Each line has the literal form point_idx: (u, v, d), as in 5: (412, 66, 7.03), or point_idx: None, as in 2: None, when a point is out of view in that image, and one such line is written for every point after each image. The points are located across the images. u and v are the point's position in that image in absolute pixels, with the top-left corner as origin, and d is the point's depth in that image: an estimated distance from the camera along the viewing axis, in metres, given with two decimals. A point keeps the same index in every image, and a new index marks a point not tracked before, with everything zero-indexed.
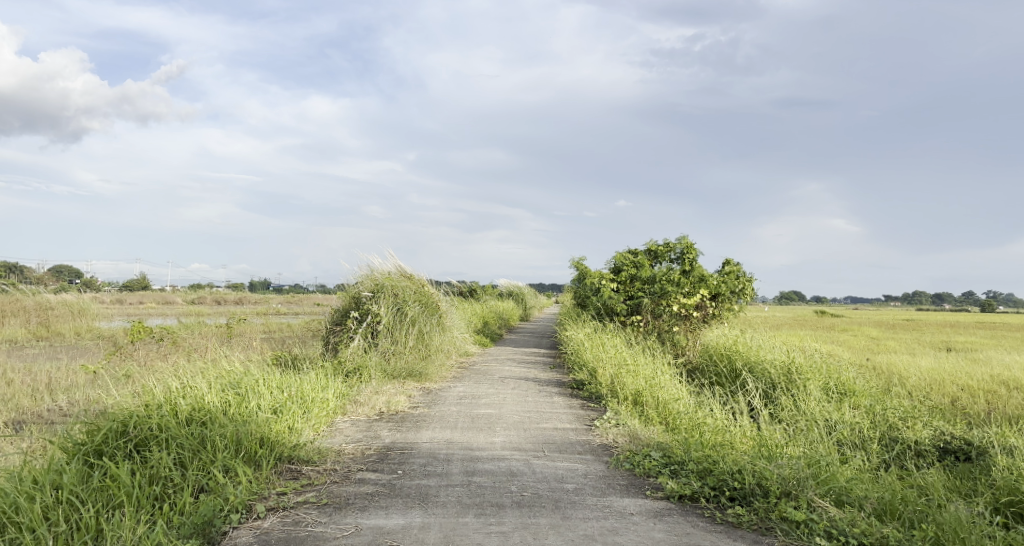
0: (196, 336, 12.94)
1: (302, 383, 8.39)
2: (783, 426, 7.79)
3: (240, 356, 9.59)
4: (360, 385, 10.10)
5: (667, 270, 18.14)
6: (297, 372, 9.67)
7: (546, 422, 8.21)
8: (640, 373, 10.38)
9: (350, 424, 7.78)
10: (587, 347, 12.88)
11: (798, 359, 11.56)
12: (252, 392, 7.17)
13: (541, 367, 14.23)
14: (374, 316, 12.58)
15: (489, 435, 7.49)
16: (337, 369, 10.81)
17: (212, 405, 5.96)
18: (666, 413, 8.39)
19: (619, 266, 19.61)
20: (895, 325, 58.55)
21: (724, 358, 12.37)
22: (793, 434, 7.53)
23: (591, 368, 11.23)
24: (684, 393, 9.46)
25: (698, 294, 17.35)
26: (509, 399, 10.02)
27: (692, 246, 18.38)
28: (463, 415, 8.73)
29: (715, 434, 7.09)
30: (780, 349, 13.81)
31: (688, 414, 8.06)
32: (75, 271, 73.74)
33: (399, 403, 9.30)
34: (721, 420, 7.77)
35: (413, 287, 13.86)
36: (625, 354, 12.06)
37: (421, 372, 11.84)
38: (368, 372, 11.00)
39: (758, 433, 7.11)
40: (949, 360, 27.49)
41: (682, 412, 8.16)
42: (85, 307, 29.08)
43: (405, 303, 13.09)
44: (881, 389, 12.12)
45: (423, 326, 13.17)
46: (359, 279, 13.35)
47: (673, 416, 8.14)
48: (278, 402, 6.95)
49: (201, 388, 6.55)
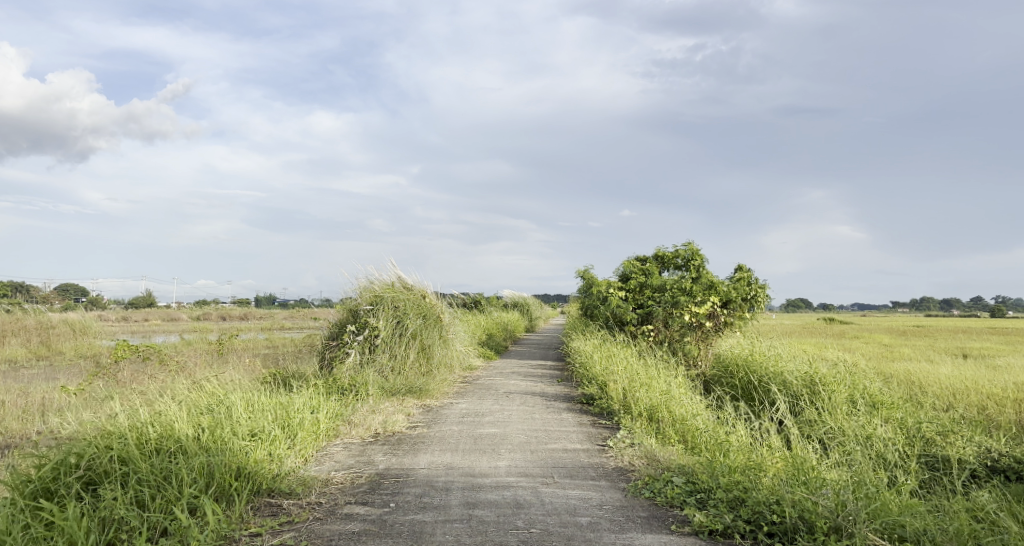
0: (187, 353, 12.38)
1: (291, 404, 7.78)
2: (813, 444, 7.15)
3: (228, 376, 9.01)
4: (356, 404, 9.50)
5: (676, 278, 17.51)
6: (288, 391, 9.08)
7: (555, 442, 7.57)
8: (655, 387, 9.74)
9: (342, 449, 7.15)
10: (596, 359, 12.25)
11: (820, 369, 10.90)
12: (232, 416, 6.56)
13: (548, 381, 13.60)
14: (372, 330, 11.98)
15: (493, 459, 6.86)
16: (332, 387, 10.21)
17: (183, 432, 5.35)
18: (685, 431, 7.76)
19: (627, 274, 18.99)
20: (906, 332, 57.74)
21: (742, 369, 11.72)
22: (825, 454, 6.91)
23: (601, 382, 10.60)
24: (702, 408, 8.81)
25: (709, 302, 16.70)
26: (515, 417, 9.39)
27: (700, 253, 17.76)
28: (465, 436, 8.10)
29: (740, 455, 6.45)
30: (799, 358, 13.15)
31: (710, 433, 7.41)
32: (80, 288, 73.50)
33: (397, 423, 8.68)
34: (745, 438, 7.12)
35: (415, 298, 13.27)
36: (636, 366, 11.43)
37: (421, 388, 11.23)
38: (365, 389, 10.40)
39: (789, 453, 6.47)
40: (967, 366, 26.79)
41: (702, 430, 7.52)
42: (86, 325, 28.63)
43: (405, 316, 12.49)
44: (907, 399, 11.47)
45: (424, 339, 12.57)
46: (357, 292, 12.77)
47: (693, 434, 7.50)
48: (260, 426, 6.33)
49: (172, 414, 5.93)
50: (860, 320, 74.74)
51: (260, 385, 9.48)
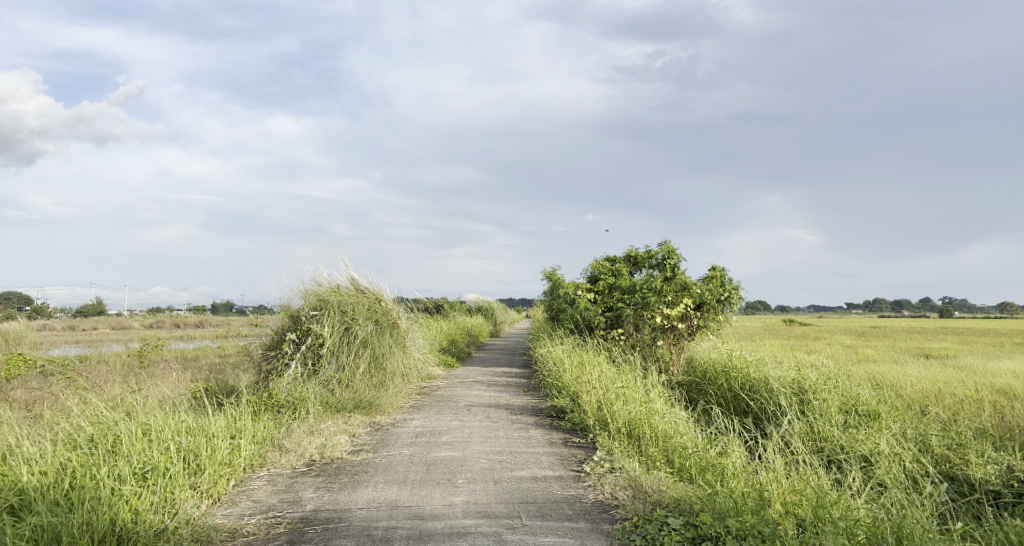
0: (105, 371, 10.96)
1: (208, 428, 6.56)
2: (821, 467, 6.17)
3: (138, 399, 7.72)
4: (292, 426, 8.26)
5: (648, 279, 16.59)
6: (210, 412, 7.80)
7: (522, 469, 6.41)
8: (634, 398, 8.67)
9: (265, 485, 5.93)
10: (566, 368, 11.16)
11: (810, 374, 9.99)
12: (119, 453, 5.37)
13: (513, 391, 12.47)
14: (315, 337, 10.68)
15: (448, 494, 5.69)
16: (265, 407, 8.94)
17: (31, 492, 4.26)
18: (671, 451, 6.71)
19: (596, 275, 17.99)
20: (866, 332, 58.22)
21: (725, 377, 10.76)
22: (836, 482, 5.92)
23: (572, 393, 9.52)
24: (688, 424, 7.78)
25: (682, 303, 15.76)
26: (476, 435, 8.21)
27: (676, 251, 16.94)
28: (417, 462, 6.90)
29: (743, 485, 5.42)
30: (779, 361, 12.25)
31: (703, 455, 6.37)
32: (24, 296, 70.20)
33: (338, 447, 7.45)
34: (744, 461, 6.11)
35: (367, 302, 12.03)
36: (610, 374, 10.37)
37: (370, 402, 10.00)
38: (305, 406, 9.17)
39: (800, 484, 5.47)
40: (934, 367, 26.48)
41: (693, 452, 6.47)
42: (23, 334, 26.64)
43: (355, 321, 11.23)
44: (900, 405, 10.61)
45: (377, 348, 11.33)
46: (299, 295, 11.45)
47: (683, 457, 6.45)
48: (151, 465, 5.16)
49: (31, 459, 4.73)
50: (821, 322, 75.45)
51: (178, 406, 8.17)
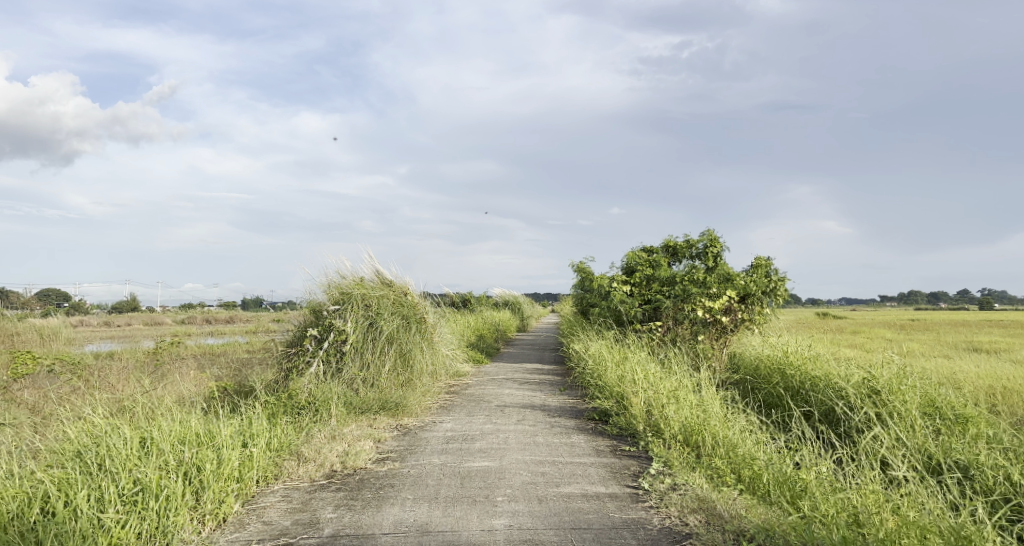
0: (117, 370, 10.38)
1: (217, 434, 5.86)
2: (923, 489, 5.25)
3: (144, 403, 7.07)
4: (313, 431, 7.56)
5: (689, 270, 15.66)
6: (222, 416, 7.13)
7: (569, 485, 5.60)
8: (687, 400, 7.78)
9: (278, 503, 5.20)
10: (608, 366, 10.31)
11: (882, 372, 9.00)
12: (108, 479, 4.71)
13: (549, 390, 11.63)
14: (338, 333, 9.95)
15: (487, 515, 4.89)
16: (284, 410, 8.24)
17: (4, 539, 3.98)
18: (740, 465, 5.84)
19: (632, 266, 17.10)
20: (905, 325, 56.37)
21: (783, 377, 9.81)
22: (944, 511, 5.01)
23: (616, 393, 8.67)
24: (753, 434, 6.89)
25: (725, 295, 14.81)
26: (514, 442, 7.40)
27: (719, 240, 15.98)
28: (450, 474, 6.09)
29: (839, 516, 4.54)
30: (838, 357, 11.28)
31: (781, 471, 5.48)
32: (59, 293, 71.11)
33: (362, 455, 6.70)
34: (832, 484, 5.22)
35: (393, 295, 11.29)
36: (656, 372, 9.49)
37: (397, 404, 9.26)
38: (327, 408, 8.46)
39: (906, 517, 4.59)
40: (989, 362, 25.11)
41: (769, 466, 5.59)
42: (57, 331, 26.48)
43: (379, 315, 10.49)
44: (978, 405, 9.58)
45: (403, 345, 10.60)
46: (321, 289, 10.72)
47: (758, 472, 5.58)
48: (140, 499, 4.52)
49: (7, 489, 4.38)
50: (857, 315, 73.46)
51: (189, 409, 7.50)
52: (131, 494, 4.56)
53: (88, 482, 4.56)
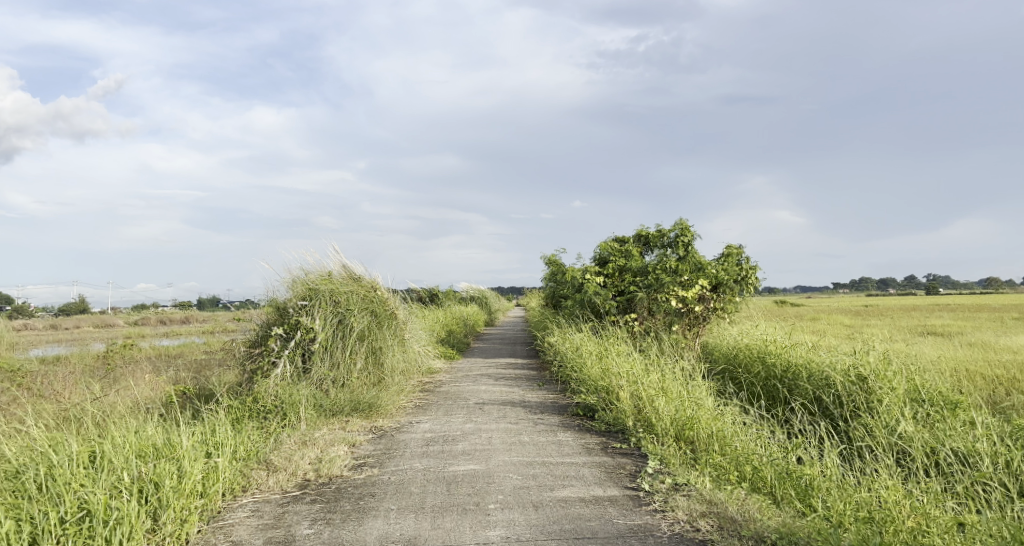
0: (65, 377, 9.66)
1: (178, 444, 5.29)
2: (934, 489, 5.03)
3: (93, 412, 6.48)
4: (281, 437, 7.05)
5: (661, 260, 15.46)
6: (181, 424, 6.57)
7: (563, 488, 5.23)
8: (676, 393, 7.48)
9: (248, 519, 4.73)
10: (588, 359, 9.98)
11: (867, 359, 8.83)
12: (51, 503, 4.17)
13: (525, 385, 11.27)
14: (305, 332, 9.39)
15: (480, 526, 4.49)
16: (249, 415, 7.70)
17: None
18: (742, 463, 5.55)
19: (604, 257, 16.83)
20: (862, 311, 57.63)
21: (766, 366, 9.60)
22: (958, 509, 4.78)
23: (600, 387, 8.34)
24: (748, 429, 6.62)
25: (698, 284, 14.65)
26: (498, 442, 7.00)
27: (690, 228, 15.80)
28: (434, 480, 5.67)
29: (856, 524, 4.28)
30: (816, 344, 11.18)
31: (787, 470, 5.21)
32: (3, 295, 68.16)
33: (337, 462, 6.24)
34: (842, 485, 4.96)
35: (362, 291, 10.78)
36: (640, 364, 9.19)
37: (370, 404, 8.78)
38: (296, 411, 7.96)
39: (925, 522, 4.36)
40: (950, 345, 25.60)
41: (774, 466, 5.32)
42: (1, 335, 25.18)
43: (348, 312, 9.98)
44: (960, 390, 9.50)
45: (374, 342, 10.12)
46: (285, 286, 10.16)
47: (762, 472, 5.29)
48: (87, 526, 3.98)
49: None
50: (815, 303, 74.87)
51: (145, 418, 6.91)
52: (77, 520, 4.03)
53: (26, 509, 4.03)
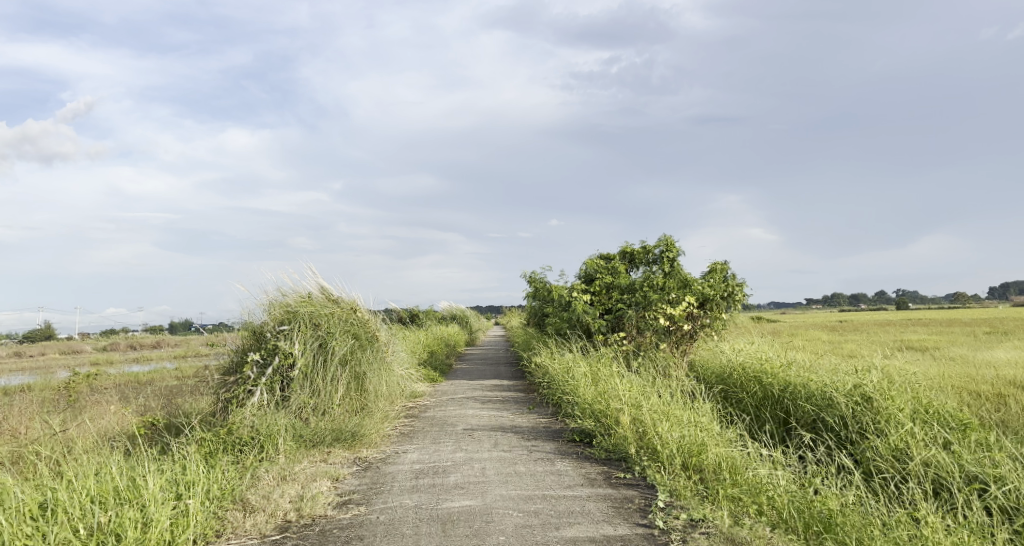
0: (23, 410, 9.01)
1: (143, 487, 4.76)
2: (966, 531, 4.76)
3: (51, 451, 5.93)
4: (259, 472, 6.54)
5: (648, 277, 15.16)
6: (148, 460, 6.04)
7: (570, 527, 4.81)
8: (679, 417, 7.09)
9: None
10: (581, 382, 9.58)
11: (869, 376, 8.55)
12: None
13: (514, 409, 10.82)
14: (283, 357, 8.87)
15: None
16: (224, 450, 7.19)
17: None
18: (762, 500, 5.23)
19: (589, 274, 16.49)
20: (839, 327, 58.08)
21: (765, 385, 9.27)
22: None
23: (596, 411, 7.94)
24: (759, 456, 6.27)
25: (686, 301, 14.37)
26: (492, 473, 6.55)
27: (675, 244, 15.55)
28: (428, 519, 5.21)
29: None
30: (811, 362, 10.89)
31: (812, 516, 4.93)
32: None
33: (321, 499, 5.76)
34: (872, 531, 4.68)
35: (343, 313, 10.29)
36: (635, 385, 8.81)
37: (353, 434, 8.30)
38: (275, 444, 7.46)
39: None
40: (931, 359, 25.63)
41: (799, 508, 5.04)
42: None
43: (329, 335, 9.49)
44: (962, 408, 9.25)
45: (356, 367, 9.66)
46: (262, 309, 9.65)
47: (786, 514, 5.00)
48: None
49: None
50: (792, 319, 75.34)
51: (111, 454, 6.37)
52: None
53: None
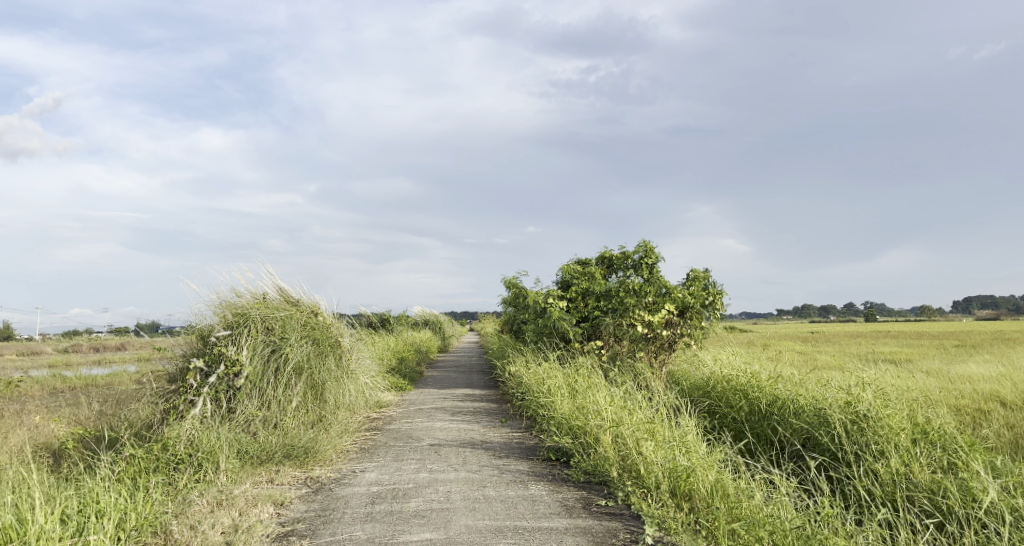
0: None
1: None
2: None
3: None
4: (189, 499, 5.76)
5: (626, 283, 14.55)
6: (52, 496, 5.25)
7: None
8: (666, 437, 6.43)
9: None
10: (557, 397, 8.90)
11: (864, 390, 7.98)
12: None
13: (485, 422, 10.11)
14: (229, 366, 8.06)
15: None
16: (155, 472, 6.41)
17: None
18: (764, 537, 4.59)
19: (566, 279, 15.84)
20: (811, 337, 58.26)
21: (754, 400, 8.66)
22: None
23: (573, 427, 7.26)
24: (754, 482, 5.62)
25: (665, 310, 13.78)
26: (458, 498, 5.84)
27: (654, 250, 14.95)
28: None
29: None
30: (798, 374, 10.32)
31: None
32: None
33: (257, 532, 5.00)
34: None
35: (302, 317, 9.52)
36: (615, 398, 8.15)
37: (305, 449, 7.52)
38: (215, 462, 6.68)
39: None
40: (909, 371, 25.35)
41: None
42: None
43: (283, 340, 8.70)
44: (960, 424, 8.72)
45: (313, 376, 8.88)
46: (212, 310, 8.84)
47: None
48: None
49: None
50: (764, 329, 75.55)
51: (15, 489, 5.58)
52: None
53: None
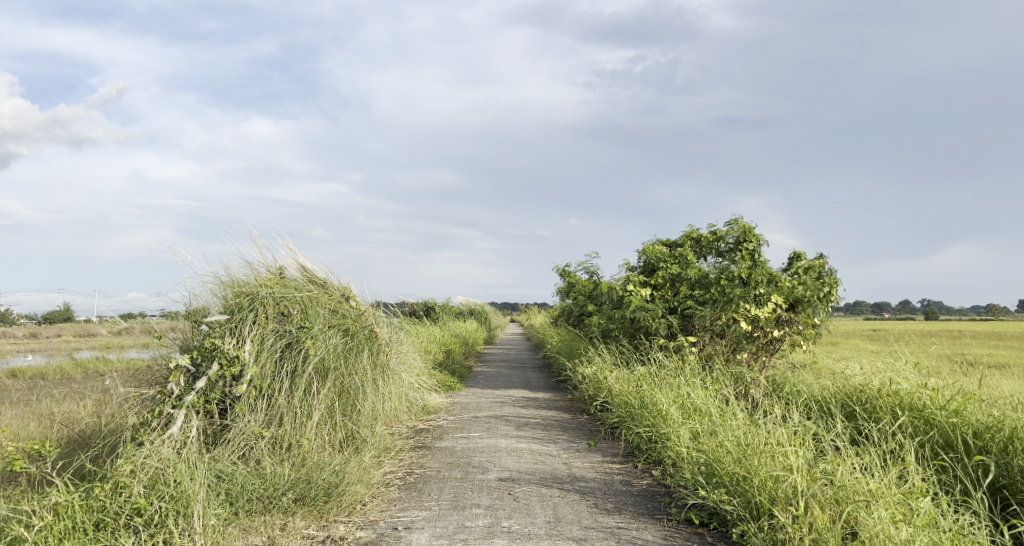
0: None
1: None
2: None
3: None
4: None
5: (725, 268, 11.94)
6: None
7: None
8: (911, 511, 3.92)
9: None
10: (675, 421, 6.44)
11: None
12: None
13: (563, 444, 7.69)
14: (225, 366, 5.78)
15: None
16: (97, 538, 4.21)
17: None
18: None
19: (648, 263, 13.29)
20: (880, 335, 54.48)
21: (959, 431, 6.06)
22: None
23: (726, 474, 4.80)
24: None
25: (774, 302, 11.16)
26: None
27: (754, 231, 12.33)
28: None
29: None
30: (989, 388, 7.65)
31: None
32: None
33: None
34: None
35: (329, 301, 7.23)
36: (768, 426, 5.66)
37: (328, 490, 5.24)
38: (189, 515, 4.46)
39: None
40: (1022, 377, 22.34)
41: None
42: None
43: (300, 332, 6.40)
44: None
45: (339, 378, 6.59)
46: (211, 289, 6.59)
47: None
48: None
49: None
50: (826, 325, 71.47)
51: None
52: None
53: None
